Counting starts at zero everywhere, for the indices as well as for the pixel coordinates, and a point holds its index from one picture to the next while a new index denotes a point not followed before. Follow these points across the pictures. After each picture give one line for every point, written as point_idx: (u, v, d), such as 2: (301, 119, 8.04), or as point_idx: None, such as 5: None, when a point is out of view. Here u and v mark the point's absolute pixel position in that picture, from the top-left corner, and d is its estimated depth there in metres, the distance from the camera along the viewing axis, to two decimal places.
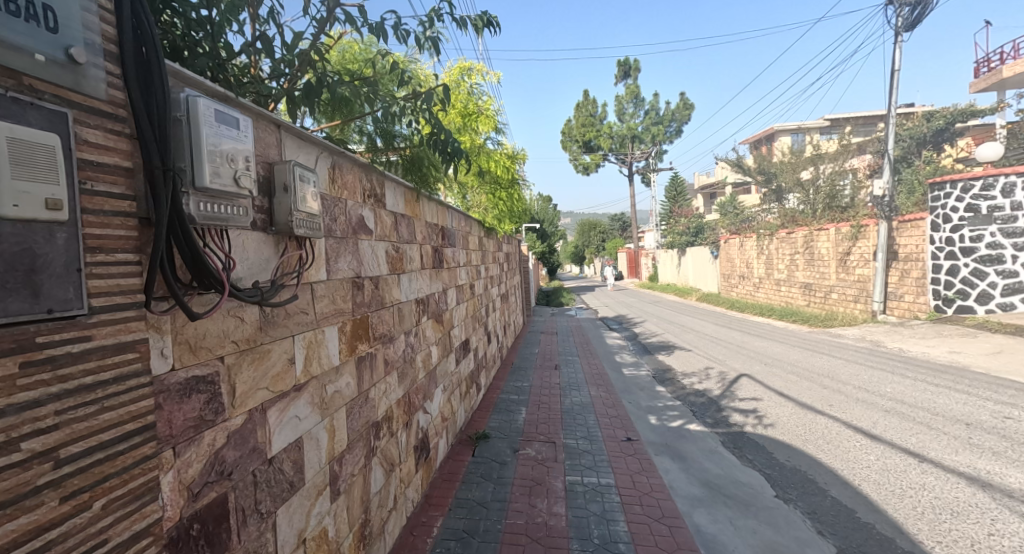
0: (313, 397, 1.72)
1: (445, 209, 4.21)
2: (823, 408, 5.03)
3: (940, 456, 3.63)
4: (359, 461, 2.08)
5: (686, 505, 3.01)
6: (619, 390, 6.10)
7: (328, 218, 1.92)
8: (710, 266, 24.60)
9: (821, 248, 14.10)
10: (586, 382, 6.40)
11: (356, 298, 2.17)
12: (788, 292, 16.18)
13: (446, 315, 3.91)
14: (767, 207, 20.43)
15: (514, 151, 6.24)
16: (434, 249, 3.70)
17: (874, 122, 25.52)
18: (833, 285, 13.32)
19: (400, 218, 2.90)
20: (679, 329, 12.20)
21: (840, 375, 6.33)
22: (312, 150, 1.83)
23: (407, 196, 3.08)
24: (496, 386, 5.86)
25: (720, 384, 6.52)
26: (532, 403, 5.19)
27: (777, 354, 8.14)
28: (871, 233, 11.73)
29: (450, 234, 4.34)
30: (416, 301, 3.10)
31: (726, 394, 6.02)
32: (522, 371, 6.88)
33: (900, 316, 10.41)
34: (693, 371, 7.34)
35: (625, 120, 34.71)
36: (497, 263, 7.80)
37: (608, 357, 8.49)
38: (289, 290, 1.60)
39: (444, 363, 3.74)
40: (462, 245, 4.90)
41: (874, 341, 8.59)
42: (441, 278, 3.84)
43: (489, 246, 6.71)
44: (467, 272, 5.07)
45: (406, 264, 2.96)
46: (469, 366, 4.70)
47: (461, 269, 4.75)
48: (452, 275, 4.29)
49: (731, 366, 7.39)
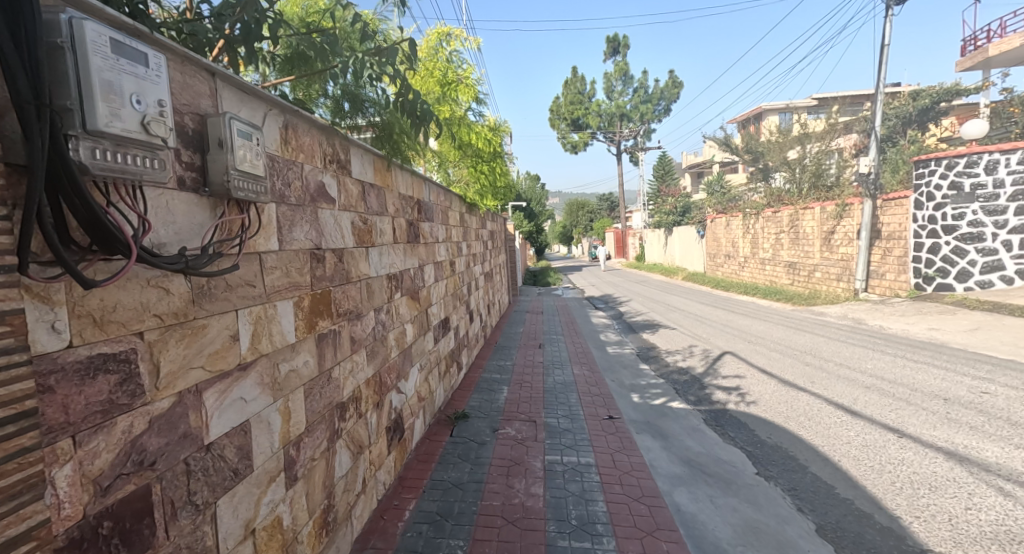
0: (262, 376, 1.58)
1: (422, 182, 4.04)
2: (805, 386, 5.03)
3: (919, 432, 3.64)
4: (321, 444, 1.95)
5: (667, 484, 2.96)
6: (602, 368, 6.06)
7: (278, 183, 1.74)
8: (696, 246, 24.69)
9: (807, 227, 14.16)
10: (570, 360, 6.34)
11: (316, 272, 2.01)
12: (772, 272, 16.30)
13: (423, 292, 3.77)
14: (754, 186, 20.43)
15: (497, 123, 6.02)
16: (408, 223, 3.54)
17: (861, 101, 25.52)
18: (817, 264, 13.39)
19: (369, 188, 2.73)
20: (665, 308, 12.22)
21: (822, 352, 6.36)
22: (257, 106, 1.64)
23: (377, 165, 2.89)
24: (479, 365, 5.78)
25: (703, 362, 6.52)
26: (514, 382, 5.11)
27: (760, 332, 8.18)
28: (855, 212, 11.77)
29: (428, 208, 4.18)
30: (388, 277, 2.95)
31: (709, 371, 6.02)
32: (506, 350, 6.81)
33: (881, 294, 10.53)
34: (677, 349, 7.34)
35: (614, 98, 34.26)
36: (481, 241, 7.65)
37: (593, 336, 8.46)
38: (229, 260, 1.44)
39: (421, 342, 3.62)
40: (442, 221, 4.74)
41: (856, 319, 8.67)
42: (417, 254, 3.69)
43: (471, 222, 6.54)
44: (447, 248, 4.91)
45: (376, 237, 2.80)
46: (449, 345, 4.59)
47: (441, 245, 4.61)
48: (430, 252, 4.13)
49: (715, 344, 7.40)
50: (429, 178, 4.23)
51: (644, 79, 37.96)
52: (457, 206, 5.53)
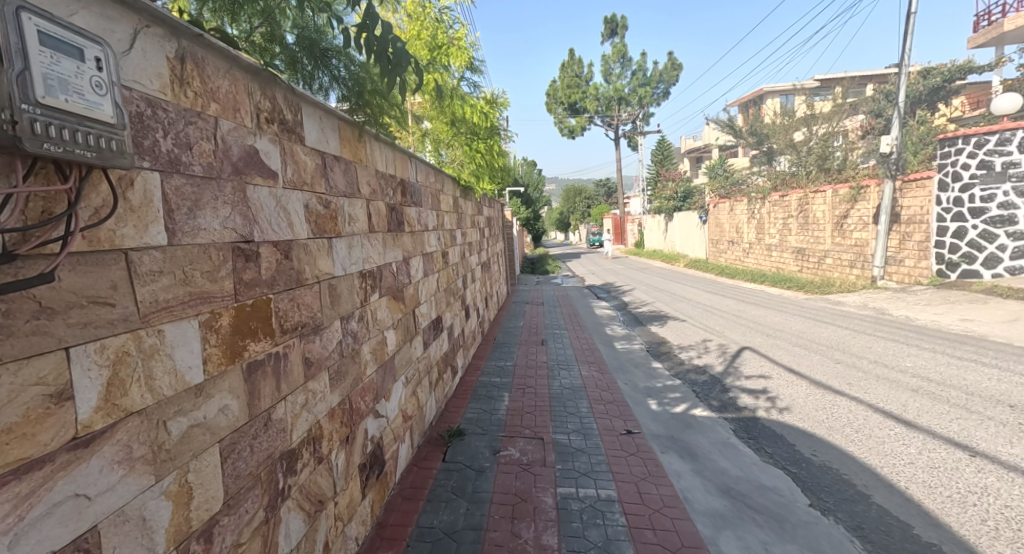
0: (133, 446, 0.99)
1: (408, 160, 3.42)
2: (842, 389, 4.50)
3: (993, 450, 3.13)
4: (253, 520, 1.38)
5: (709, 526, 2.42)
6: (613, 368, 5.53)
7: (163, 142, 1.13)
8: (697, 232, 24.18)
9: (817, 211, 13.60)
10: (576, 359, 5.80)
11: (244, 275, 1.40)
12: (779, 258, 15.78)
13: (408, 291, 3.18)
14: (757, 170, 19.82)
15: (494, 96, 5.37)
16: (389, 207, 2.92)
17: (867, 81, 24.86)
18: (828, 250, 12.92)
19: (332, 161, 2.11)
20: (671, 297, 11.68)
21: (851, 347, 5.84)
22: (121, 15, 1.03)
23: (345, 132, 2.26)
24: (475, 366, 5.23)
25: (721, 359, 6.01)
26: (516, 387, 4.57)
27: (777, 324, 7.64)
28: (871, 195, 11.22)
29: (414, 191, 3.56)
30: (360, 275, 2.35)
31: (729, 370, 5.49)
32: (505, 347, 6.25)
33: (899, 281, 10.02)
34: (691, 344, 6.84)
35: (612, 81, 33.44)
36: (477, 229, 7.05)
37: (598, 329, 7.93)
38: (45, 263, 0.85)
39: (407, 350, 3.03)
40: (432, 207, 4.13)
41: (878, 309, 8.18)
42: (400, 245, 3.09)
43: (466, 207, 5.94)
44: (439, 237, 4.31)
45: (343, 226, 2.19)
46: (441, 349, 4.02)
47: (431, 233, 4.00)
48: (418, 242, 3.53)
49: (731, 338, 6.89)
50: (416, 156, 3.60)
51: (643, 61, 37.02)
52: (450, 188, 4.92)
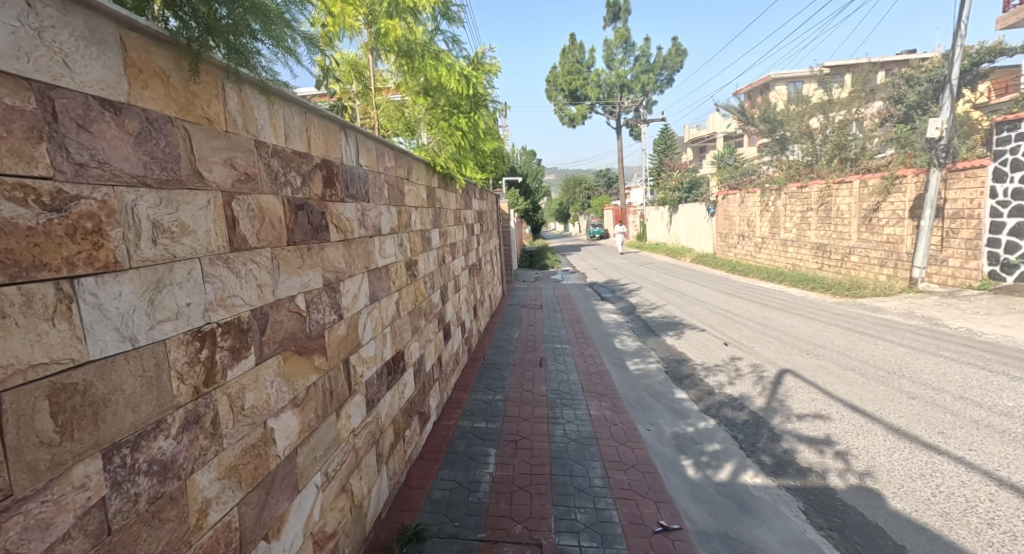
0: None
1: (338, 131, 2.26)
2: (934, 441, 3.42)
3: None
4: None
5: None
6: (629, 402, 4.45)
7: None
8: (704, 225, 23.08)
9: (842, 205, 12.50)
10: (583, 389, 4.73)
11: None
12: (797, 255, 14.71)
13: (333, 334, 2.07)
14: (769, 159, 18.73)
15: (481, 59, 4.24)
16: (291, 203, 1.79)
17: (886, 66, 23.56)
18: (855, 246, 11.87)
19: (91, 106, 0.98)
20: (684, 299, 10.62)
21: (920, 373, 4.75)
22: None
23: (142, 59, 1.11)
24: (455, 404, 4.15)
25: (759, 388, 4.95)
26: (507, 439, 3.50)
27: (815, 338, 6.56)
28: (908, 186, 10.10)
29: (353, 177, 2.42)
30: (196, 338, 1.24)
31: (773, 406, 4.44)
32: (496, 371, 5.18)
33: (942, 283, 8.94)
34: (717, 365, 5.79)
35: (614, 67, 32.08)
36: (464, 225, 5.97)
37: (606, 342, 6.86)
38: None
39: (325, 432, 1.92)
40: (389, 201, 3.00)
41: (928, 318, 7.12)
42: (317, 263, 1.96)
43: (446, 200, 4.81)
44: (400, 239, 3.18)
45: (135, 249, 1.06)
46: (399, 400, 2.92)
47: (386, 240, 2.88)
48: (357, 255, 2.41)
49: (765, 357, 5.83)
50: (357, 127, 2.44)
51: (646, 46, 35.71)
52: (420, 173, 3.81)
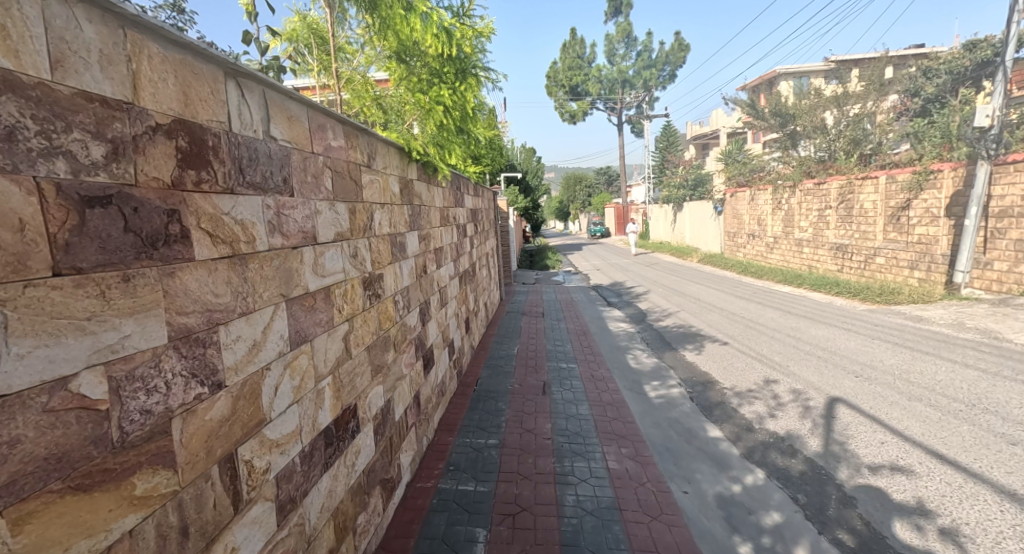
0: None
1: (219, 77, 1.36)
2: None
3: None
4: None
5: None
6: (655, 447, 3.61)
7: None
8: (710, 223, 22.26)
9: (865, 203, 11.66)
10: (598, 427, 3.89)
11: None
12: (814, 255, 13.87)
13: (195, 424, 1.19)
14: (780, 155, 17.93)
15: (470, 14, 3.36)
16: (66, 193, 0.90)
17: (899, 60, 22.71)
18: (881, 247, 11.08)
19: None
20: (698, 306, 9.77)
21: (1009, 408, 3.91)
22: None
23: None
24: (437, 457, 3.29)
25: (809, 423, 4.11)
26: (504, 515, 2.66)
27: (860, 355, 5.72)
28: (945, 181, 9.26)
29: (255, 156, 1.52)
30: None
31: (833, 450, 3.60)
32: (491, 401, 4.34)
33: (986, 289, 8.10)
34: (752, 391, 4.95)
35: (615, 62, 31.25)
36: (454, 226, 5.13)
37: (619, 360, 6.02)
38: None
39: None
40: (331, 196, 2.09)
41: (984, 330, 6.30)
42: (153, 305, 1.08)
43: (428, 194, 3.95)
44: (353, 248, 2.31)
45: None
46: (345, 478, 2.07)
47: (325, 251, 2.01)
48: (261, 277, 1.52)
49: (808, 381, 4.99)
50: (264, 77, 1.55)
51: (648, 41, 34.92)
52: (388, 159, 2.93)
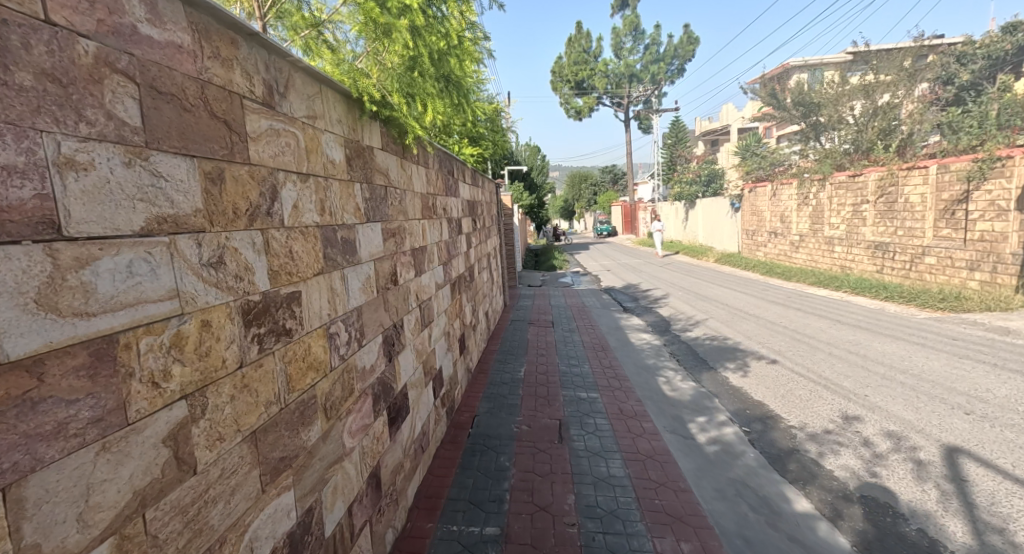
0: None
1: None
2: None
3: None
4: None
5: None
6: (729, 535, 2.52)
7: None
8: (726, 221, 21.02)
9: (911, 196, 10.45)
10: (641, 500, 2.80)
11: None
12: (848, 254, 12.67)
13: None
14: (803, 148, 16.67)
15: None
16: None
17: None
18: (930, 246, 9.91)
19: None
20: (728, 313, 8.63)
21: None
22: None
23: None
24: None
25: (934, 488, 2.99)
26: None
27: (956, 381, 4.56)
28: (1016, 169, 8.06)
29: None
30: None
31: (994, 542, 2.48)
32: (493, 458, 3.25)
33: None
34: (832, 433, 3.83)
35: (622, 56, 30.08)
36: (442, 219, 4.04)
37: (648, 385, 4.90)
38: None
39: None
40: (128, 132, 0.96)
41: None
42: None
43: (400, 172, 2.85)
44: (211, 251, 1.19)
45: None
46: None
47: (96, 255, 0.88)
48: None
49: (904, 421, 3.86)
50: None
51: (656, 35, 33.69)
52: (313, 103, 1.81)
